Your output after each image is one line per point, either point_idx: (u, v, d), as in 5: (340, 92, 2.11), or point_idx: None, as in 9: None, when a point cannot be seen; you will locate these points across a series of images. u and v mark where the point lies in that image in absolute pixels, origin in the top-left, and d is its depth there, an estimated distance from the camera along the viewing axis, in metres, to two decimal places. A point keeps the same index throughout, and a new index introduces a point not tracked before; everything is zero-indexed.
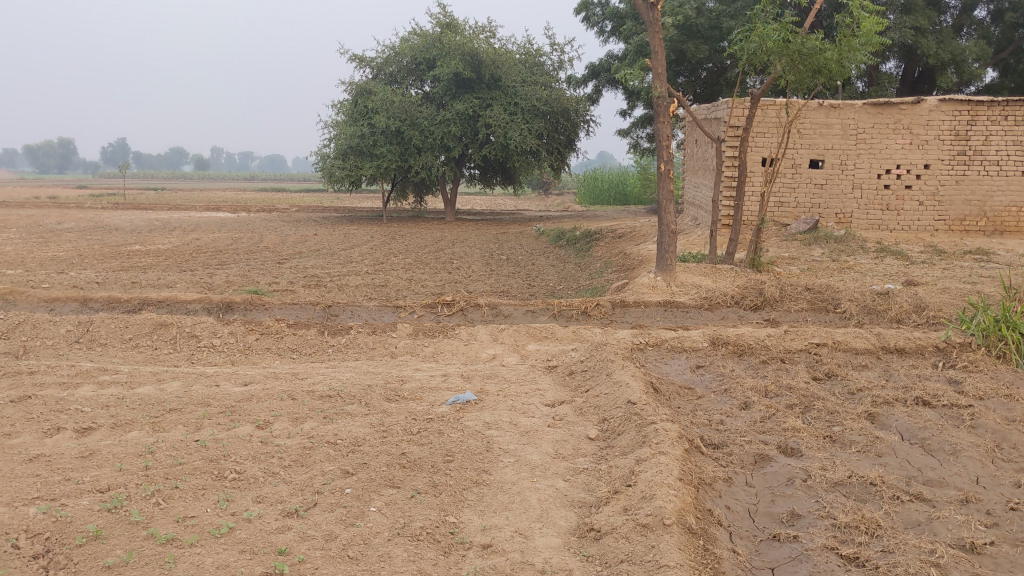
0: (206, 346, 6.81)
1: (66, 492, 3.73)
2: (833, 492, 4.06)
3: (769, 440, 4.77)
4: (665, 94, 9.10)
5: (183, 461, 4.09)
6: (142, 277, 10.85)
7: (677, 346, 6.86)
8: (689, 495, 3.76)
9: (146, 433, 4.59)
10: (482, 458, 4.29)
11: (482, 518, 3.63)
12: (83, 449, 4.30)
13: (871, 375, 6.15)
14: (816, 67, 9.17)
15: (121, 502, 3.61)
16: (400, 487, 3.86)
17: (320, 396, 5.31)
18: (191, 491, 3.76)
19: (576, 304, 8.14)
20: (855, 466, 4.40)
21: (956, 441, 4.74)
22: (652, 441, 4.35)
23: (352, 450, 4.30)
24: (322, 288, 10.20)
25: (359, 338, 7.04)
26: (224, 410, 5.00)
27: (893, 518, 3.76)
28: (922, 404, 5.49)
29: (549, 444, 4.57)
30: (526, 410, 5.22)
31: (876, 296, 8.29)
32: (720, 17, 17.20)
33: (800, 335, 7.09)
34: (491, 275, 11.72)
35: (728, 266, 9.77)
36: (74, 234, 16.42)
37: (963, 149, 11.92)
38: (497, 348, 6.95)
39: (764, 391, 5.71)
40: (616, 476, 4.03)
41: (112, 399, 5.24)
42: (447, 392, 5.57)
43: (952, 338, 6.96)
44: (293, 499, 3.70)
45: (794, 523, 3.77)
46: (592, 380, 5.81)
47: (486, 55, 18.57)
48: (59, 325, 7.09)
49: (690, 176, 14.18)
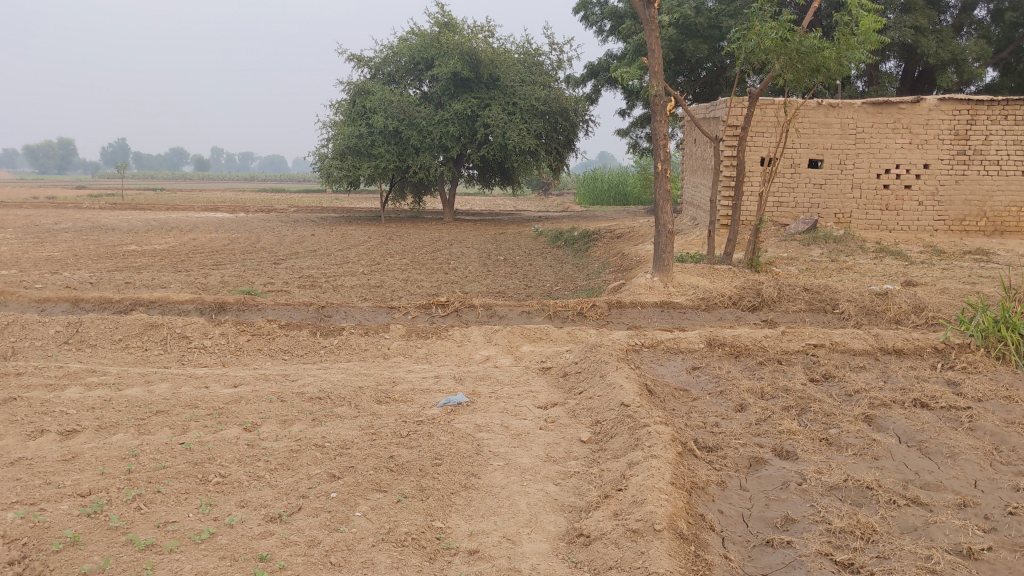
0: (196, 347, 6.74)
1: (46, 496, 3.65)
2: (828, 497, 3.99)
3: (765, 443, 4.70)
4: (662, 92, 9.03)
5: (166, 465, 4.01)
6: (137, 277, 10.80)
7: (674, 347, 6.80)
8: (681, 500, 3.69)
9: (131, 436, 4.52)
10: (471, 461, 4.21)
11: (470, 522, 3.56)
12: (66, 452, 4.23)
13: (869, 377, 6.08)
14: (815, 65, 9.09)
15: (101, 506, 3.54)
16: (387, 491, 3.78)
17: (309, 398, 5.24)
18: (173, 495, 3.69)
19: (573, 305, 8.07)
20: (851, 469, 4.32)
21: (954, 444, 4.68)
22: (644, 443, 4.28)
23: (340, 454, 4.22)
24: (318, 288, 10.14)
25: (352, 339, 6.98)
26: (212, 412, 4.93)
27: (889, 522, 3.69)
28: (920, 406, 5.42)
29: (540, 447, 4.51)
30: (519, 412, 5.15)
31: (875, 296, 8.22)
32: (720, 17, 17.12)
33: (797, 336, 7.01)
34: (488, 274, 11.66)
35: (726, 266, 9.70)
36: (70, 233, 16.37)
37: (962, 148, 11.85)
38: (491, 349, 6.88)
39: (761, 393, 5.65)
40: (608, 480, 3.96)
41: (99, 401, 5.16)
42: (439, 393, 5.50)
43: (951, 338, 6.90)
44: (277, 504, 3.63)
45: (788, 528, 3.70)
46: (585, 382, 5.74)
47: (485, 54, 18.51)
48: (49, 326, 7.03)
49: (689, 175, 14.08)
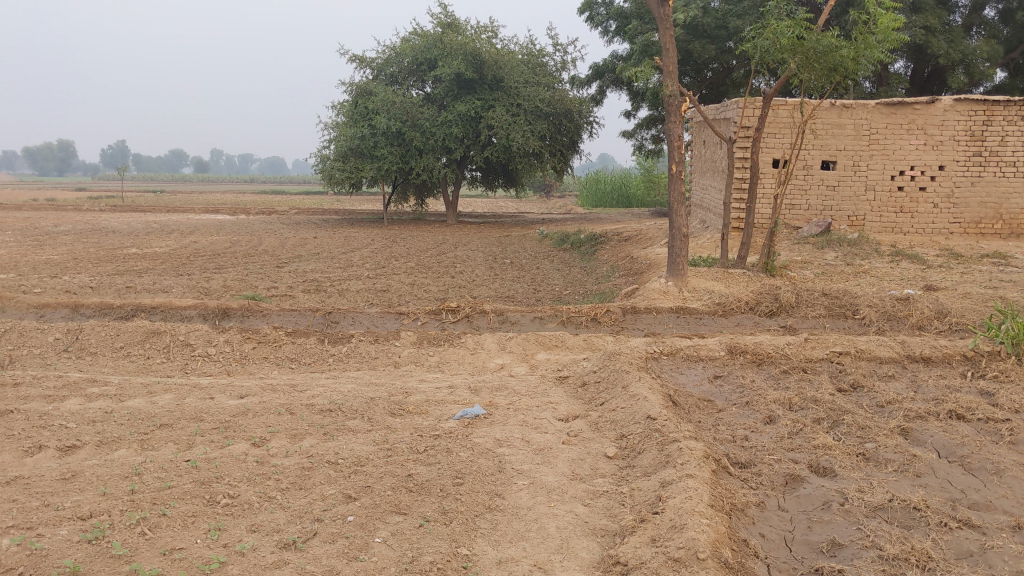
0: (200, 355, 6.52)
1: (44, 519, 3.42)
2: (874, 518, 3.76)
3: (800, 458, 4.47)
4: (677, 93, 8.69)
5: (172, 485, 3.78)
6: (137, 281, 10.57)
7: (693, 355, 6.57)
8: (722, 524, 3.46)
9: (134, 452, 4.29)
10: (494, 480, 3.98)
11: (497, 549, 3.33)
12: (65, 470, 3.98)
13: (899, 386, 5.85)
14: (832, 65, 8.82)
15: (102, 532, 3.31)
16: (407, 514, 3.55)
17: (320, 410, 5.01)
18: (180, 519, 3.45)
19: (586, 311, 7.84)
20: (894, 488, 4.09)
21: (999, 459, 4.44)
22: (676, 461, 4.06)
23: (354, 472, 4.00)
24: (323, 293, 9.92)
25: (361, 347, 6.79)
26: (218, 425, 4.70)
27: (943, 548, 3.47)
28: (956, 418, 5.19)
29: (565, 464, 4.28)
30: (539, 425, 4.92)
31: (897, 301, 7.97)
32: (726, 17, 16.84)
33: (821, 343, 6.79)
34: (495, 278, 11.46)
35: (741, 270, 9.47)
36: (70, 236, 16.15)
37: (978, 149, 11.63)
38: (505, 357, 6.65)
39: (789, 404, 5.42)
40: (641, 502, 3.73)
41: (100, 414, 4.92)
42: (454, 405, 5.27)
43: (979, 346, 6.66)
44: (291, 528, 3.40)
45: (836, 554, 3.48)
46: (606, 393, 5.51)
47: (488, 55, 18.25)
48: (48, 334, 6.81)
49: (698, 176, 13.82)
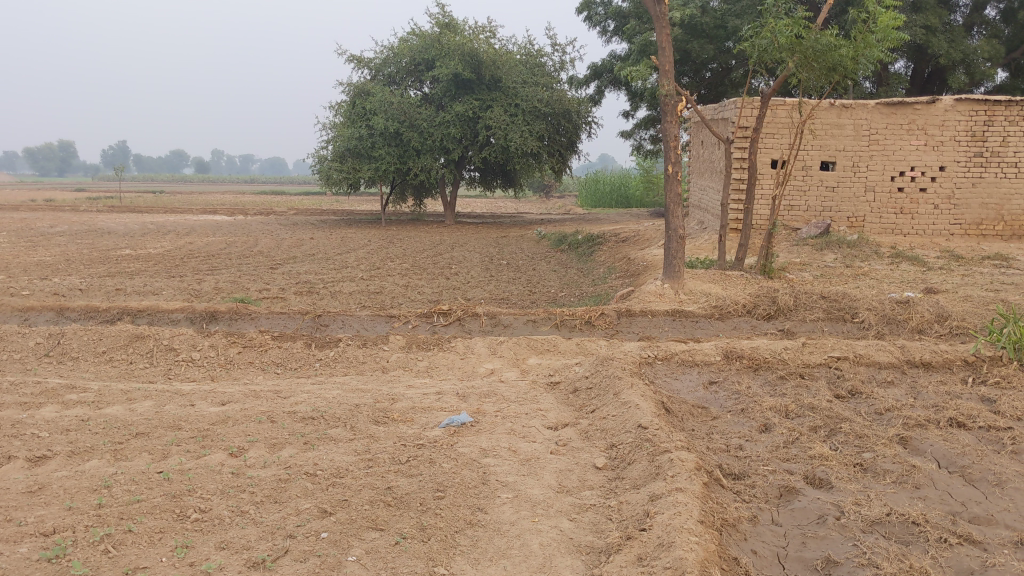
0: (184, 360, 6.38)
1: (5, 536, 3.28)
2: (872, 534, 3.61)
3: (795, 469, 4.33)
4: (672, 92, 8.49)
5: (141, 498, 3.63)
6: (127, 283, 10.42)
7: (688, 360, 6.42)
8: (713, 542, 3.31)
9: (106, 462, 4.16)
10: (476, 492, 3.84)
11: (476, 568, 3.19)
12: (33, 483, 3.84)
13: (898, 393, 5.70)
14: (831, 64, 8.64)
15: (64, 549, 3.17)
16: (384, 530, 3.42)
17: (302, 418, 4.87)
18: (146, 535, 3.31)
19: (579, 313, 7.70)
20: (892, 500, 3.94)
21: (1001, 470, 4.30)
22: (667, 473, 3.92)
23: (332, 484, 3.85)
24: (316, 295, 9.77)
25: (349, 351, 6.66)
26: (195, 435, 4.56)
27: (942, 566, 3.33)
28: (956, 426, 5.04)
29: (551, 475, 4.13)
30: (527, 434, 4.77)
31: (896, 304, 7.80)
32: (725, 16, 16.71)
33: (819, 347, 6.63)
34: (490, 280, 11.30)
35: (738, 273, 9.31)
36: (65, 237, 15.99)
37: (979, 150, 11.48)
38: (496, 362, 6.51)
39: (785, 411, 5.27)
40: (628, 517, 3.59)
41: (75, 422, 4.78)
42: (441, 412, 5.12)
43: (981, 351, 6.51)
44: (261, 545, 3.26)
45: (831, 571, 3.34)
46: (597, 400, 5.36)
47: (486, 55, 18.12)
48: (29, 338, 6.68)
49: (697, 176, 13.64)
